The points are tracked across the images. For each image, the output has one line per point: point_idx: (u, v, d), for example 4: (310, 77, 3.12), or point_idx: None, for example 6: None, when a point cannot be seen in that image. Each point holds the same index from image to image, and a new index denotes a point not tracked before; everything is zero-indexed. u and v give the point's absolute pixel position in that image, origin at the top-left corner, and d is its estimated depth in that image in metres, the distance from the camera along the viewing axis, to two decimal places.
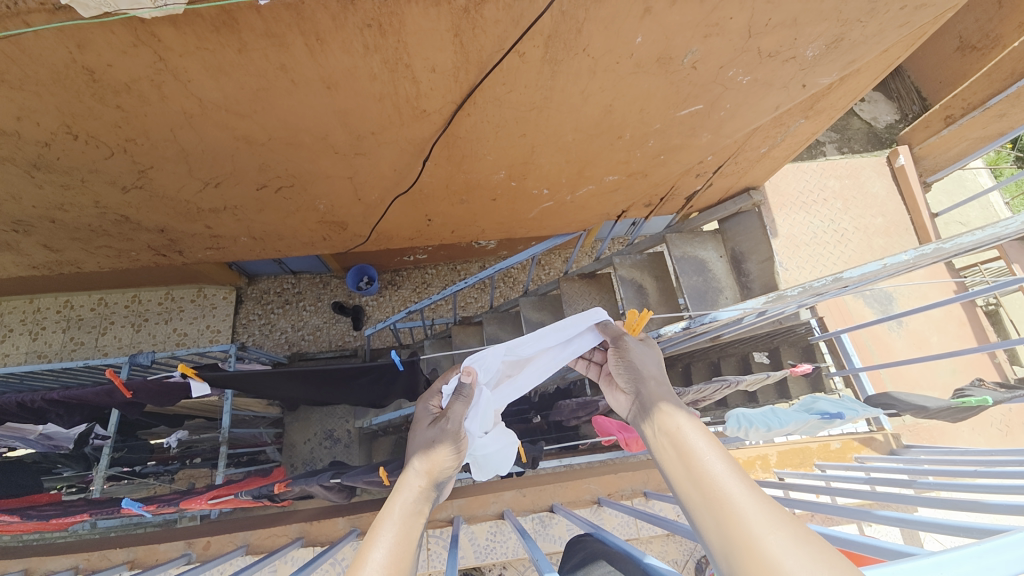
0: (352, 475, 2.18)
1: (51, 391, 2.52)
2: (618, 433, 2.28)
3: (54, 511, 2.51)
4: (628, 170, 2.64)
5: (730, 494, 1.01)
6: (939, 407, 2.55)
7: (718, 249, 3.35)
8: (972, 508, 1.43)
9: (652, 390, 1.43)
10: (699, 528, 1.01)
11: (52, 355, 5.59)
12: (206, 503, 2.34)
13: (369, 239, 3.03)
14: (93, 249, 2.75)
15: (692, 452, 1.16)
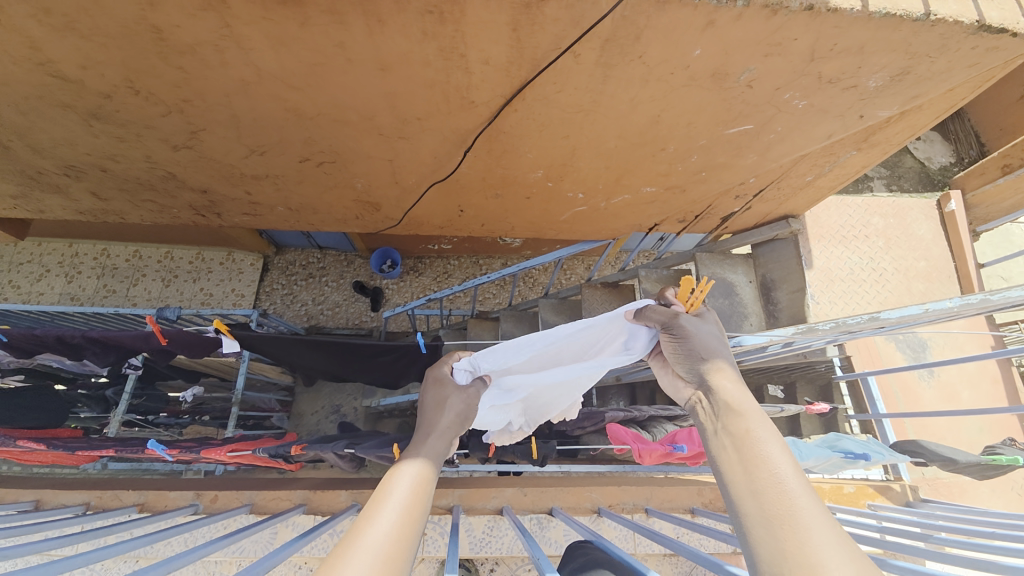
0: (364, 447, 2.22)
1: (92, 328, 2.62)
2: (633, 444, 2.27)
3: (79, 445, 2.61)
4: (667, 183, 2.60)
5: (799, 514, 1.05)
6: (969, 461, 2.51)
7: (748, 273, 3.28)
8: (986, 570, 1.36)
9: (721, 384, 1.42)
10: (748, 530, 1.08)
11: (85, 299, 5.82)
12: (224, 454, 2.42)
13: (400, 223, 3.07)
14: (137, 202, 2.85)
15: (761, 460, 1.18)
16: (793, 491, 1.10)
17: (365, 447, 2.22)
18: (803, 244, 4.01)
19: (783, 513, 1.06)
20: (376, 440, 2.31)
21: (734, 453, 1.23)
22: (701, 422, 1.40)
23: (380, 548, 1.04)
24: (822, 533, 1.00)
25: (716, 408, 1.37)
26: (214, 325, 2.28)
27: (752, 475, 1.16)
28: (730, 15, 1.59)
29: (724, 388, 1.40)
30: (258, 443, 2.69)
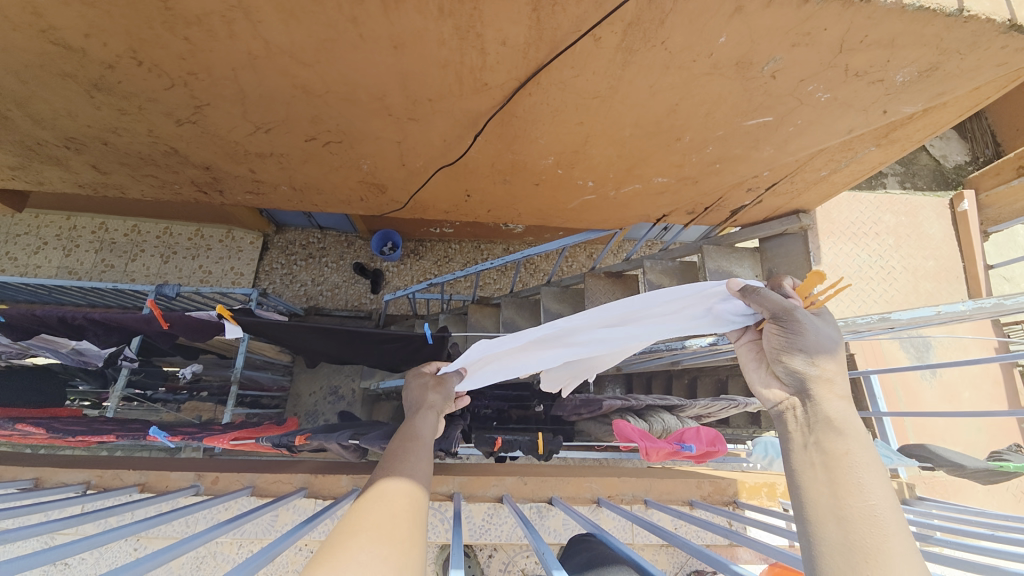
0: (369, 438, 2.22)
1: (93, 310, 2.61)
2: (640, 441, 2.24)
3: (79, 432, 2.58)
4: (679, 173, 2.56)
5: (888, 547, 1.09)
6: (977, 468, 2.57)
7: (755, 268, 3.26)
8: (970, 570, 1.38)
9: (822, 395, 1.37)
10: (825, 545, 1.15)
11: (83, 273, 5.76)
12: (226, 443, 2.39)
13: (405, 206, 3.01)
14: (138, 177, 2.79)
15: (857, 488, 1.21)
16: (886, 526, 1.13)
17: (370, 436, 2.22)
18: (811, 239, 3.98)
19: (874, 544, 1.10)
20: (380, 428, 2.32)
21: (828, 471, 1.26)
22: (789, 428, 1.40)
23: (387, 517, 1.20)
24: (912, 574, 1.04)
25: (811, 421, 1.35)
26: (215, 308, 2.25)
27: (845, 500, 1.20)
28: (760, 2, 1.54)
29: (826, 399, 1.36)
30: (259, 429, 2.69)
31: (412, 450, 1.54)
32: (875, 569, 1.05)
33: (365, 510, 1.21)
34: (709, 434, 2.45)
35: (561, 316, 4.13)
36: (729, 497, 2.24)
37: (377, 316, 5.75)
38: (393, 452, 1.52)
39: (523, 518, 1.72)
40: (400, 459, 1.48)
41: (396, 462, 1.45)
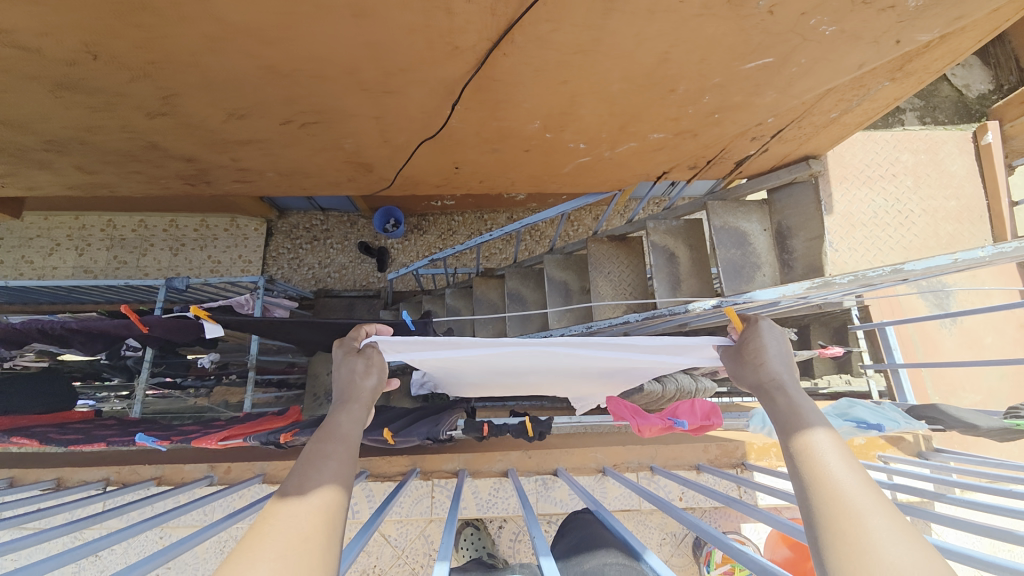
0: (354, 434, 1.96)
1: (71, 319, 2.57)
2: (630, 419, 2.08)
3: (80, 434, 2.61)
4: (677, 128, 2.40)
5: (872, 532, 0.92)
6: (990, 427, 2.44)
7: (763, 222, 3.12)
8: (983, 531, 1.33)
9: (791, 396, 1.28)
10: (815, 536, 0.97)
11: (97, 271, 5.87)
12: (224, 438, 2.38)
13: (395, 183, 2.92)
14: (124, 174, 2.75)
15: (852, 511, 0.96)
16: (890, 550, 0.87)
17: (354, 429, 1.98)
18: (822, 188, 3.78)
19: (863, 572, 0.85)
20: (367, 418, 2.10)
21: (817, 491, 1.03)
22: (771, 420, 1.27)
23: (297, 535, 1.02)
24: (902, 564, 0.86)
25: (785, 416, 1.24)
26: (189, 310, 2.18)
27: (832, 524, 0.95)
28: None
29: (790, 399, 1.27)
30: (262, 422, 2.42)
31: (338, 452, 1.26)
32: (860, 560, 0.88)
33: (266, 531, 1.01)
34: (707, 408, 2.23)
35: (566, 284, 4.08)
36: (736, 459, 2.24)
37: (385, 294, 5.77)
38: (313, 453, 1.24)
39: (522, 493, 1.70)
40: (323, 463, 1.21)
41: (317, 464, 1.20)
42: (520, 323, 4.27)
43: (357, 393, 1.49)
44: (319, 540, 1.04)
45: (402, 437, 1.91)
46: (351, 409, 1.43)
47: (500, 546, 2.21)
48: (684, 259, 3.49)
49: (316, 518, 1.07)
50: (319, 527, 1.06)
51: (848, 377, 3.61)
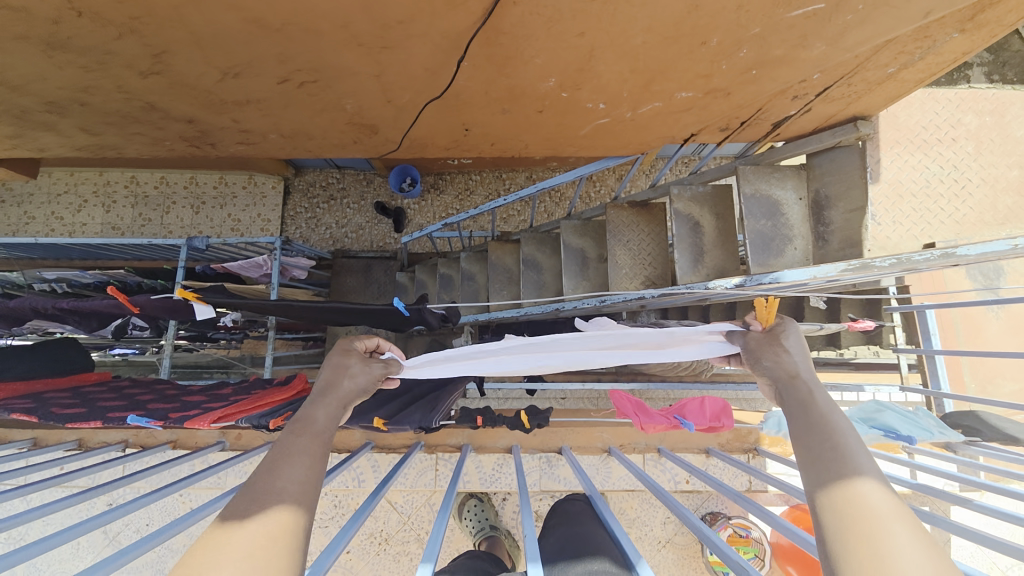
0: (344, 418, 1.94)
1: (61, 300, 2.61)
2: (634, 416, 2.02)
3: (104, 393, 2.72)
4: (707, 86, 2.16)
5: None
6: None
7: (799, 190, 2.88)
8: (996, 548, 1.25)
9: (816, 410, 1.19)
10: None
11: (125, 228, 5.99)
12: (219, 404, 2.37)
13: (402, 145, 2.77)
14: (128, 135, 2.69)
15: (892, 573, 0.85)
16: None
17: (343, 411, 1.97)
18: (871, 156, 3.50)
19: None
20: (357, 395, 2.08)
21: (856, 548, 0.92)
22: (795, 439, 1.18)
23: (259, 542, 0.99)
24: None
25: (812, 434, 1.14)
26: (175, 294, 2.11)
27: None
28: None
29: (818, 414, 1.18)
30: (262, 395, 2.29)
31: (305, 449, 1.21)
32: None
33: (223, 537, 0.98)
34: (715, 408, 2.11)
35: (583, 252, 3.93)
36: (749, 445, 2.18)
37: (401, 256, 5.74)
38: (280, 450, 1.19)
39: (523, 492, 1.65)
40: (292, 463, 1.16)
41: (284, 464, 1.16)
42: (534, 291, 4.19)
43: (337, 386, 1.40)
44: (280, 545, 1.01)
45: (393, 423, 1.91)
46: (331, 404, 1.35)
47: (503, 518, 2.32)
48: (709, 229, 3.28)
49: (281, 522, 1.04)
50: (281, 531, 1.03)
51: (879, 347, 3.50)
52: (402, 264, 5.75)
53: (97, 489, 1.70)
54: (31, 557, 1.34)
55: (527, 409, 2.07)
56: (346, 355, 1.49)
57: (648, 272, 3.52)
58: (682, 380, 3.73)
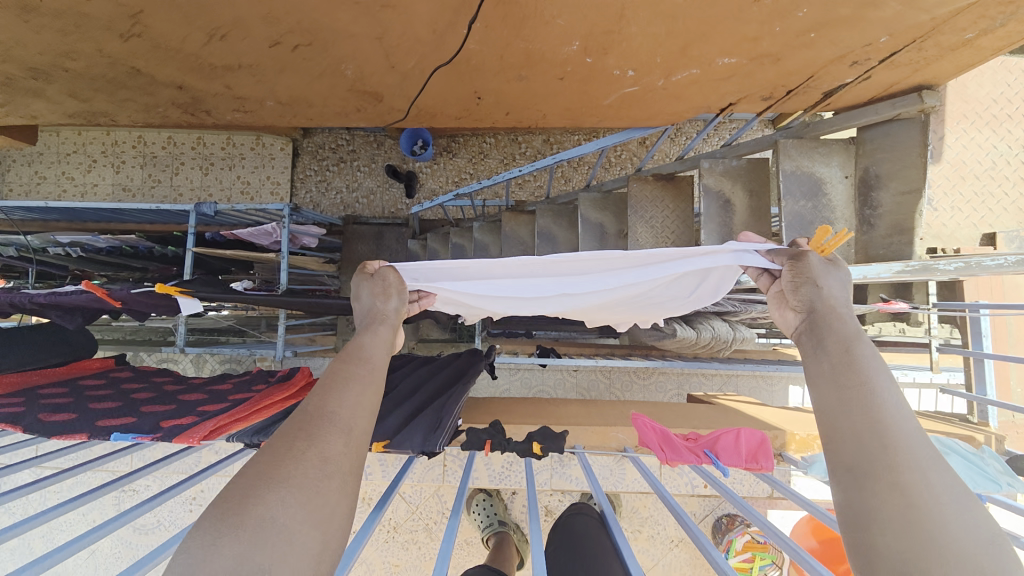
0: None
1: (35, 293, 2.46)
2: (657, 448, 1.85)
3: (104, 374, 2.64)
4: (753, 51, 1.88)
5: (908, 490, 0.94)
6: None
7: (845, 167, 2.60)
8: None
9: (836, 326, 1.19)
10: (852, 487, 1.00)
11: (135, 190, 5.79)
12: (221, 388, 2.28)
13: (409, 114, 2.56)
14: (120, 102, 2.52)
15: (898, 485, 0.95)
16: (982, 568, 0.84)
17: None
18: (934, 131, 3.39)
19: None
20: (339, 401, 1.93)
21: (895, 507, 0.93)
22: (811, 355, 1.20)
23: (308, 465, 1.04)
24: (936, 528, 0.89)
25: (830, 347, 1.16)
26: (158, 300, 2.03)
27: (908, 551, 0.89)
28: None
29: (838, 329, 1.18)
30: (231, 391, 2.10)
31: (350, 379, 1.25)
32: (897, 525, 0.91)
33: (278, 460, 1.04)
34: (752, 445, 1.84)
35: (601, 227, 3.72)
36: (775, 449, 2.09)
37: (413, 224, 5.60)
38: (330, 382, 1.24)
39: (530, 495, 1.57)
40: (338, 392, 1.20)
41: (331, 393, 1.20)
42: None
43: (377, 316, 1.50)
44: (330, 470, 1.06)
45: (394, 445, 1.75)
46: (372, 331, 1.44)
47: (513, 511, 2.30)
48: (740, 207, 3.03)
49: (330, 451, 1.09)
50: (330, 458, 1.08)
51: (906, 325, 3.44)
52: (414, 231, 5.62)
53: (127, 475, 1.72)
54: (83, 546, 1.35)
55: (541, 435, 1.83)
56: (374, 281, 1.56)
57: None
58: (700, 360, 3.62)
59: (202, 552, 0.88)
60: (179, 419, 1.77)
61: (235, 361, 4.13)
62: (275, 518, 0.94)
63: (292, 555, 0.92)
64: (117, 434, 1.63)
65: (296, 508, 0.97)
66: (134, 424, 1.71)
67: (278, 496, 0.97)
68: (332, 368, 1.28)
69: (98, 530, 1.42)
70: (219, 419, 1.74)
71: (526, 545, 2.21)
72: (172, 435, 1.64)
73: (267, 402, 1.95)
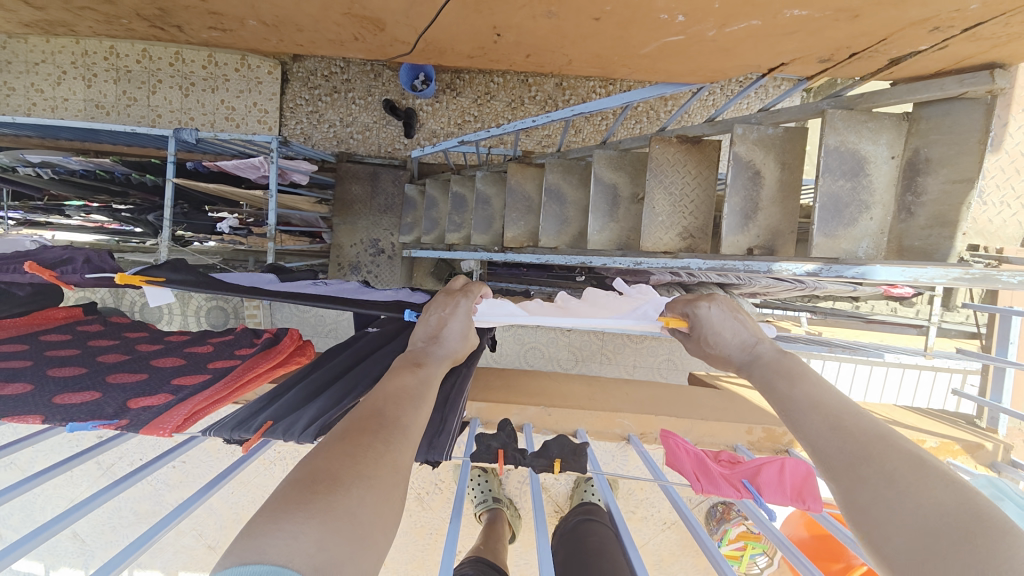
0: (276, 421, 1.59)
1: None
2: (694, 479, 1.73)
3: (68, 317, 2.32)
4: (830, 4, 1.59)
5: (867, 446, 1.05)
6: None
7: (894, 146, 2.36)
8: None
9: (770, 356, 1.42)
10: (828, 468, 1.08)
11: (110, 108, 5.02)
12: (201, 343, 2.09)
13: (416, 48, 2.23)
14: (77, 10, 2.15)
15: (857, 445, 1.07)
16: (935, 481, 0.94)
17: (287, 410, 1.64)
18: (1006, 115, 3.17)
19: (1003, 552, 0.76)
20: (323, 395, 1.68)
21: (883, 487, 0.97)
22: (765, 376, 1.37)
23: (384, 469, 0.99)
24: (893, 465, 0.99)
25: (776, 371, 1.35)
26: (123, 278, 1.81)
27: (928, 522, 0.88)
28: None
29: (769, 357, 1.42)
30: (211, 358, 1.94)
31: (419, 397, 1.26)
32: (867, 474, 1.00)
33: (353, 452, 0.99)
34: (797, 479, 1.70)
35: (614, 188, 3.46)
36: (781, 446, 2.10)
37: (411, 167, 5.37)
38: (400, 393, 1.24)
39: (536, 492, 1.45)
40: (409, 407, 1.20)
41: (402, 404, 1.20)
42: (555, 226, 3.80)
43: (441, 340, 1.55)
44: (397, 479, 1.00)
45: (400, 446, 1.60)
46: (433, 355, 1.50)
47: (507, 487, 2.38)
48: (769, 181, 2.81)
49: (400, 459, 1.05)
50: (399, 467, 1.03)
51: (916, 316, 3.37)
52: (413, 175, 5.44)
53: (107, 443, 1.59)
54: (65, 528, 1.23)
55: (558, 444, 1.68)
56: (453, 296, 1.67)
57: (687, 223, 3.12)
58: None
59: (284, 528, 0.80)
60: (150, 398, 1.62)
61: (222, 301, 3.91)
62: (358, 510, 0.88)
63: (367, 552, 0.85)
64: (77, 419, 1.47)
65: (374, 506, 0.92)
66: (98, 404, 1.55)
67: (359, 492, 0.91)
68: (400, 374, 1.33)
69: (70, 515, 1.27)
70: (195, 403, 1.59)
71: (518, 521, 2.25)
72: (142, 422, 1.50)
73: (249, 377, 1.82)
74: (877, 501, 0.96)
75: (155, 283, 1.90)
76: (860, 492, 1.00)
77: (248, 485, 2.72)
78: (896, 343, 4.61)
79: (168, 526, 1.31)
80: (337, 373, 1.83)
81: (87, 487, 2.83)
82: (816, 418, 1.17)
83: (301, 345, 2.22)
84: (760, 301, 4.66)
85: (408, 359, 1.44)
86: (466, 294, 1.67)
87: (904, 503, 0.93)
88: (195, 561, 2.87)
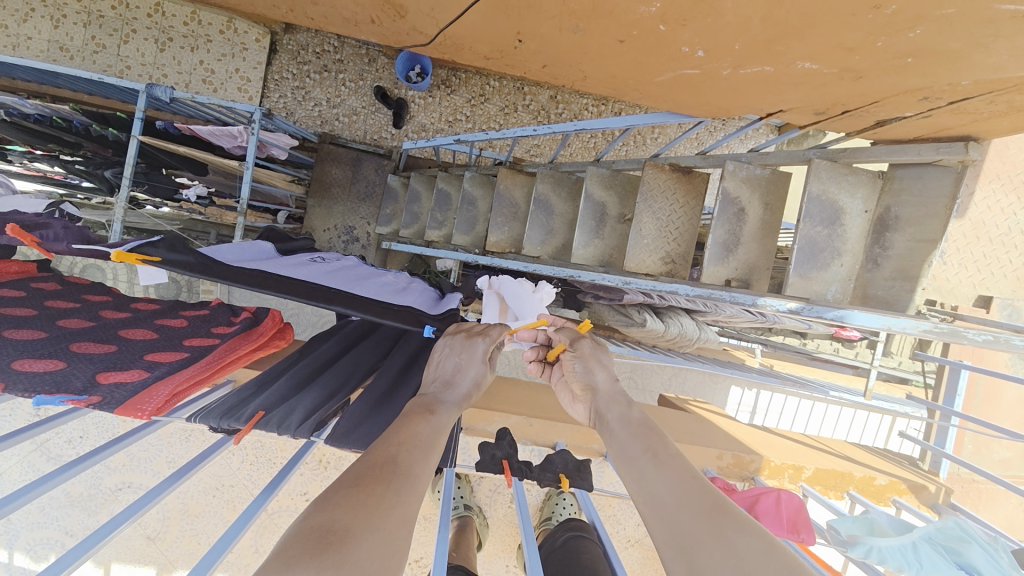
0: (267, 410, 1.55)
1: None
2: None
3: (17, 269, 2.09)
4: (840, 62, 1.69)
5: (696, 504, 1.16)
6: None
7: (867, 201, 2.52)
8: None
9: (614, 413, 1.54)
10: (661, 532, 1.15)
11: (73, 52, 4.60)
12: (176, 315, 1.95)
13: (432, 41, 2.19)
14: None
15: (682, 504, 1.17)
16: (742, 530, 1.06)
17: (278, 399, 1.61)
18: (968, 187, 3.46)
19: None
20: (315, 386, 1.67)
21: (717, 538, 1.06)
22: (611, 438, 1.47)
23: (392, 521, 0.98)
24: (710, 523, 1.10)
25: (621, 431, 1.46)
26: (114, 257, 1.70)
27: (760, 564, 0.97)
28: None
29: (611, 412, 1.54)
30: (187, 334, 1.82)
31: (429, 443, 1.24)
32: (692, 535, 1.09)
33: (363, 503, 0.98)
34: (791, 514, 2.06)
35: (603, 207, 3.51)
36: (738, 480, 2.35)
37: (397, 158, 5.26)
38: (414, 440, 1.22)
39: (520, 491, 1.52)
40: (421, 457, 1.18)
41: (416, 452, 1.19)
42: (540, 235, 3.81)
43: (456, 385, 1.51)
44: (407, 531, 0.98)
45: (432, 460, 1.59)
46: (445, 401, 1.45)
47: (478, 494, 2.39)
48: (752, 220, 2.93)
49: (409, 510, 1.03)
50: (407, 520, 1.01)
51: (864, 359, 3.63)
52: (397, 167, 5.31)
53: (60, 420, 1.46)
54: (10, 513, 1.09)
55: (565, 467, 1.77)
56: (471, 339, 1.61)
57: (671, 248, 3.21)
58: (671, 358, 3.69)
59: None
60: (123, 373, 1.52)
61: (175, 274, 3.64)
62: (367, 565, 0.87)
63: None
64: (43, 391, 1.38)
65: (384, 556, 0.90)
66: (64, 375, 1.45)
67: (368, 544, 0.91)
68: (413, 421, 1.30)
69: (22, 496, 1.15)
70: (175, 384, 1.52)
71: (485, 529, 2.27)
72: (117, 401, 1.41)
73: (231, 359, 1.74)
74: (715, 552, 1.03)
75: (150, 263, 1.76)
76: (698, 542, 1.07)
77: (200, 475, 2.55)
78: (838, 382, 4.94)
79: (130, 519, 1.20)
80: (323, 364, 1.80)
81: (15, 461, 2.57)
82: (660, 473, 1.27)
83: (281, 328, 2.11)
84: (720, 329, 4.88)
85: (420, 404, 1.40)
86: (483, 336, 1.62)
87: (737, 552, 1.01)
88: (130, 552, 2.66)
